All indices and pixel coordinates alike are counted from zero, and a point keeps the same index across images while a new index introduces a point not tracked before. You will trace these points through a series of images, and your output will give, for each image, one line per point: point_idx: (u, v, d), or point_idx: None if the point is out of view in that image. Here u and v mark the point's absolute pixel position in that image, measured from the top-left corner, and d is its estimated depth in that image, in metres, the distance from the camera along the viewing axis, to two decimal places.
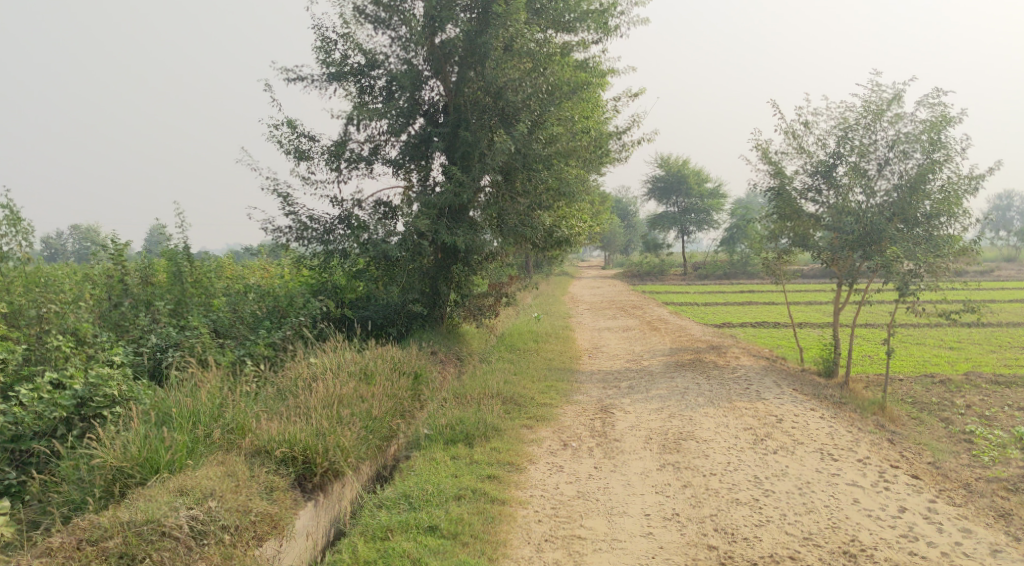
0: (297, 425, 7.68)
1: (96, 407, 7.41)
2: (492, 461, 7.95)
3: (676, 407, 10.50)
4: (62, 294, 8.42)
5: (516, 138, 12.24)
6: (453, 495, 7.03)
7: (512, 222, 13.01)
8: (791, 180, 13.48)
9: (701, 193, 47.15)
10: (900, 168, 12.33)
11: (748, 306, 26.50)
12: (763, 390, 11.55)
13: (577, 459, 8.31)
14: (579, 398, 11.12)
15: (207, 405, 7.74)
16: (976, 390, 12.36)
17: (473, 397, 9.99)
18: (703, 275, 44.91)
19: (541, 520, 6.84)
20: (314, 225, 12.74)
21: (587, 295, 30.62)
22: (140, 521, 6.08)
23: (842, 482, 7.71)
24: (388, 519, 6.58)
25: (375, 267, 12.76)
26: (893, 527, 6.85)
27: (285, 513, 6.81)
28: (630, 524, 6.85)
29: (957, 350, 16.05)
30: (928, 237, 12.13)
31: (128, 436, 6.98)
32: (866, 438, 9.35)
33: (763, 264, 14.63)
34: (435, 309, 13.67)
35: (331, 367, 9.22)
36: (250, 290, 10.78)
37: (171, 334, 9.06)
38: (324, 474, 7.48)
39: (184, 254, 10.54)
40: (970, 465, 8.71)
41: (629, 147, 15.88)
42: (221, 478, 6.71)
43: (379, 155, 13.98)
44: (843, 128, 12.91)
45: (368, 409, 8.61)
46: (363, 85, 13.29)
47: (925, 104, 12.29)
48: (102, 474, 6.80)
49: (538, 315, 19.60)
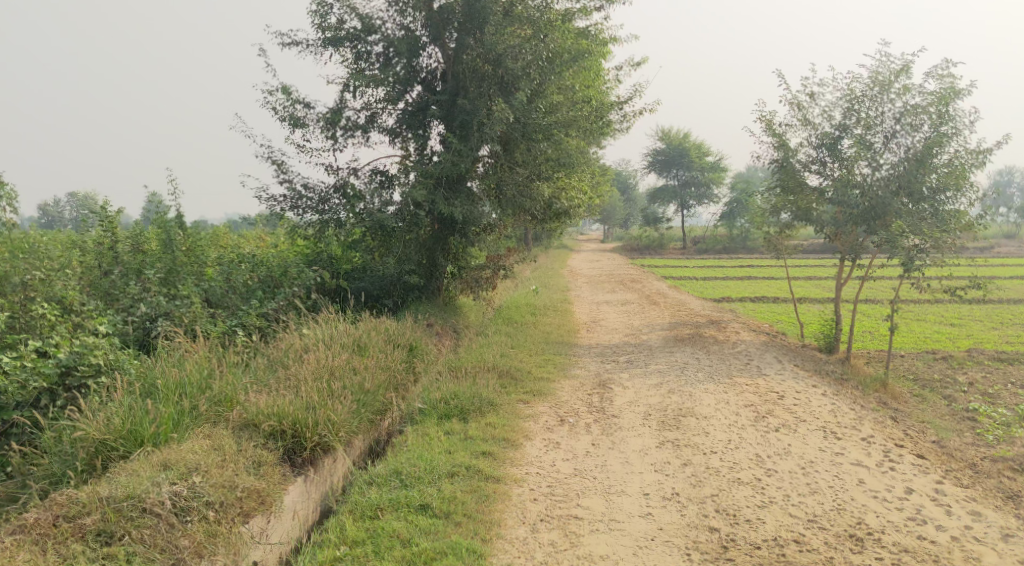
0: (286, 398, 7.46)
1: (80, 377, 7.16)
2: (487, 436, 7.73)
3: (676, 383, 10.28)
4: (48, 261, 8.12)
5: (515, 107, 11.91)
6: (446, 472, 6.81)
7: (511, 193, 12.75)
8: (795, 152, 13.14)
9: (703, 166, 46.64)
10: (908, 142, 12.01)
11: (748, 281, 26.22)
12: (763, 365, 11.34)
13: (575, 435, 8.11)
14: (577, 372, 10.92)
15: (195, 375, 7.51)
16: (979, 367, 12.17)
17: (469, 371, 9.77)
18: (702, 250, 44.68)
19: (536, 499, 6.63)
20: (308, 193, 12.46)
21: (587, 269, 30.32)
22: (120, 497, 5.87)
23: (846, 462, 7.51)
24: (378, 497, 6.38)
25: (371, 238, 12.49)
26: (900, 510, 6.66)
27: (274, 488, 6.59)
28: (628, 503, 6.65)
29: (959, 327, 15.85)
30: (933, 212, 11.89)
31: (111, 408, 6.75)
32: (870, 417, 9.14)
33: (764, 239, 14.34)
34: (431, 281, 13.36)
35: (324, 340, 8.97)
36: (244, 259, 10.50)
37: (161, 303, 8.76)
38: (315, 448, 7.26)
39: (176, 222, 10.40)
40: (974, 444, 8.52)
41: (630, 118, 15.51)
42: (206, 452, 6.50)
43: (376, 124, 13.64)
44: (850, 99, 12.56)
45: (360, 382, 8.39)
46: (359, 51, 12.89)
47: (934, 75, 11.94)
48: (83, 447, 6.57)
49: (536, 288, 19.32)
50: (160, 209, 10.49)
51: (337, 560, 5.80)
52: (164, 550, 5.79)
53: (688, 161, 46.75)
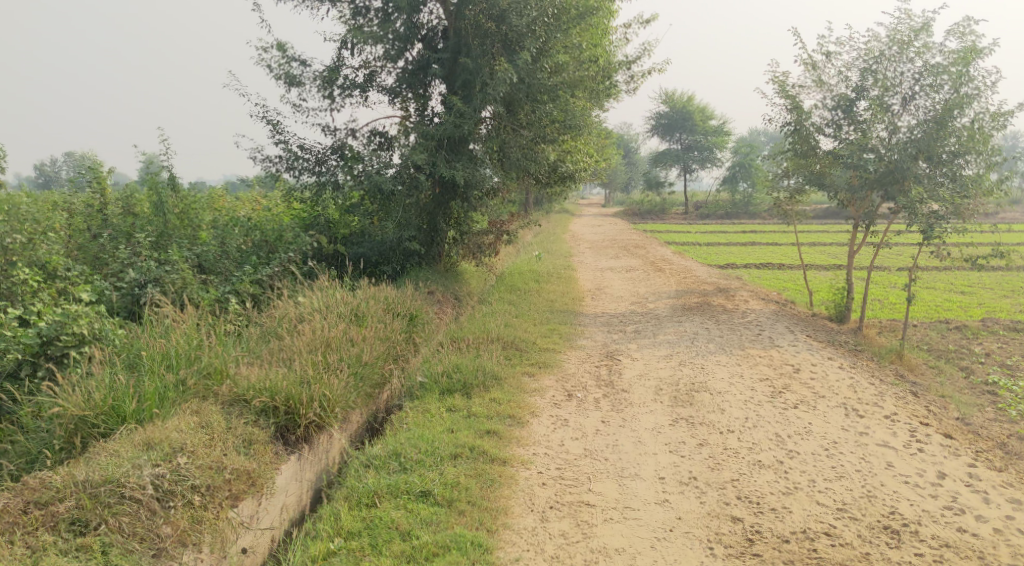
0: (280, 372, 7.03)
1: (63, 347, 6.70)
2: (491, 414, 7.32)
3: (686, 355, 9.86)
4: (29, 216, 7.56)
5: (520, 67, 11.29)
6: (449, 453, 6.41)
7: (515, 155, 12.22)
8: (809, 114, 12.47)
9: (705, 130, 45.89)
10: (926, 103, 11.41)
11: (750, 246, 25.76)
12: (775, 336, 10.90)
13: (583, 411, 7.71)
14: (583, 343, 10.50)
15: (182, 346, 7.06)
16: (995, 337, 11.73)
17: (471, 342, 9.33)
18: (704, 214, 43.95)
19: (545, 484, 6.25)
20: (305, 154, 11.96)
21: (589, 234, 29.95)
22: (97, 482, 5.47)
23: (872, 443, 7.12)
24: (376, 483, 5.98)
25: (371, 201, 11.96)
26: (935, 498, 6.30)
27: (265, 469, 6.22)
28: (643, 489, 6.27)
29: (970, 295, 15.38)
30: (953, 178, 11.27)
31: (91, 382, 6.31)
32: (890, 391, 8.72)
33: (774, 205, 13.76)
34: (433, 247, 12.86)
35: (320, 309, 8.53)
36: (238, 223, 10.01)
37: (150, 269, 8.26)
38: (308, 426, 6.85)
39: (169, 183, 9.90)
40: (998, 420, 8.11)
41: (638, 79, 14.86)
42: (193, 430, 6.10)
43: (374, 83, 13.05)
44: (867, 59, 11.92)
45: (358, 354, 7.97)
46: (357, 7, 12.24)
47: (956, 33, 11.26)
48: (62, 424, 6.16)
49: (539, 254, 18.83)
50: (152, 169, 9.97)
51: (331, 555, 5.42)
52: (144, 539, 5.40)
53: (691, 125, 46.05)
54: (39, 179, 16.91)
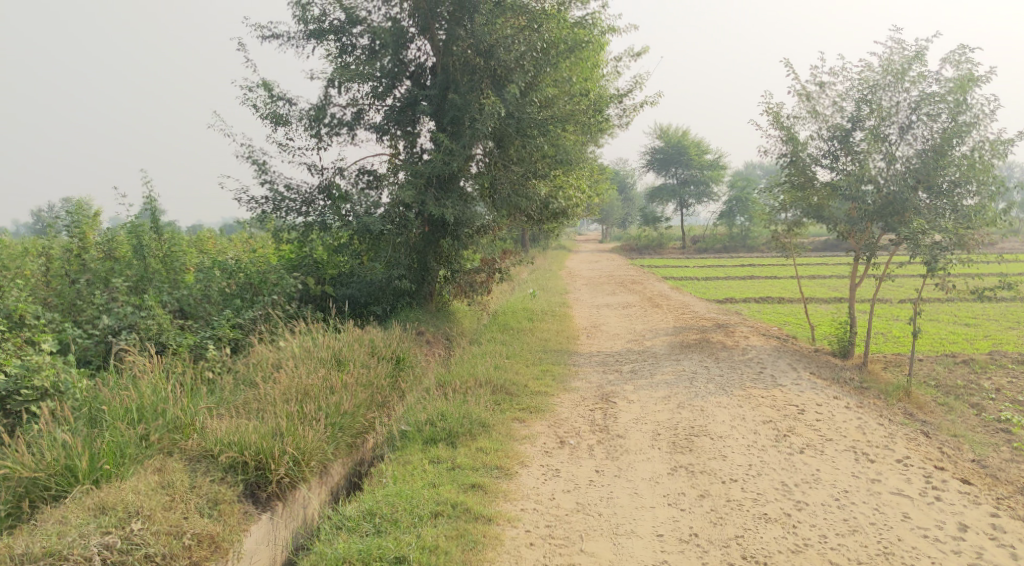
0: (251, 423, 6.57)
1: (23, 401, 6.24)
2: (478, 464, 6.86)
3: (684, 396, 9.39)
4: None
5: (508, 100, 11.00)
6: (430, 512, 5.95)
7: (505, 192, 11.86)
8: (805, 145, 12.14)
9: (702, 165, 45.73)
10: (925, 132, 11.11)
11: (750, 281, 25.31)
12: (777, 374, 10.44)
13: (576, 460, 7.24)
14: (577, 385, 10.01)
15: (148, 398, 6.57)
16: (1004, 371, 11.27)
17: (458, 386, 8.85)
18: (702, 249, 43.64)
19: (533, 545, 5.79)
20: (291, 194, 11.61)
21: (586, 270, 29.57)
22: (37, 555, 5.11)
23: (885, 491, 6.66)
24: (346, 549, 5.52)
25: (359, 242, 11.58)
26: (957, 554, 5.86)
27: (232, 532, 5.78)
28: (639, 548, 5.83)
29: (975, 327, 14.93)
30: (955, 209, 10.91)
31: (45, 440, 5.84)
32: (901, 433, 8.24)
33: (771, 237, 13.38)
34: (423, 286, 12.48)
35: (300, 354, 8.09)
36: (219, 265, 9.45)
37: (126, 314, 7.79)
38: (281, 481, 6.38)
39: (153, 228, 9.37)
40: (1016, 461, 7.64)
41: (630, 112, 14.59)
42: (152, 492, 5.67)
43: (362, 120, 12.78)
44: (863, 89, 11.65)
45: (337, 403, 7.48)
46: (343, 45, 12.00)
47: (951, 61, 11.01)
48: (11, 487, 5.70)
49: (533, 292, 18.42)
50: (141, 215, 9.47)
51: None
52: None
53: (686, 159, 45.75)
54: (35, 224, 16.69)
